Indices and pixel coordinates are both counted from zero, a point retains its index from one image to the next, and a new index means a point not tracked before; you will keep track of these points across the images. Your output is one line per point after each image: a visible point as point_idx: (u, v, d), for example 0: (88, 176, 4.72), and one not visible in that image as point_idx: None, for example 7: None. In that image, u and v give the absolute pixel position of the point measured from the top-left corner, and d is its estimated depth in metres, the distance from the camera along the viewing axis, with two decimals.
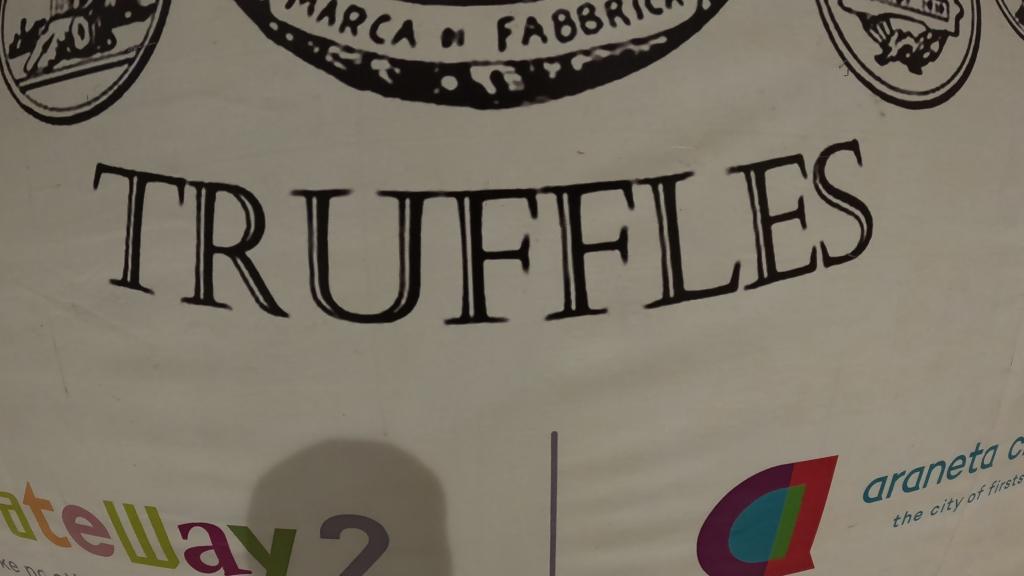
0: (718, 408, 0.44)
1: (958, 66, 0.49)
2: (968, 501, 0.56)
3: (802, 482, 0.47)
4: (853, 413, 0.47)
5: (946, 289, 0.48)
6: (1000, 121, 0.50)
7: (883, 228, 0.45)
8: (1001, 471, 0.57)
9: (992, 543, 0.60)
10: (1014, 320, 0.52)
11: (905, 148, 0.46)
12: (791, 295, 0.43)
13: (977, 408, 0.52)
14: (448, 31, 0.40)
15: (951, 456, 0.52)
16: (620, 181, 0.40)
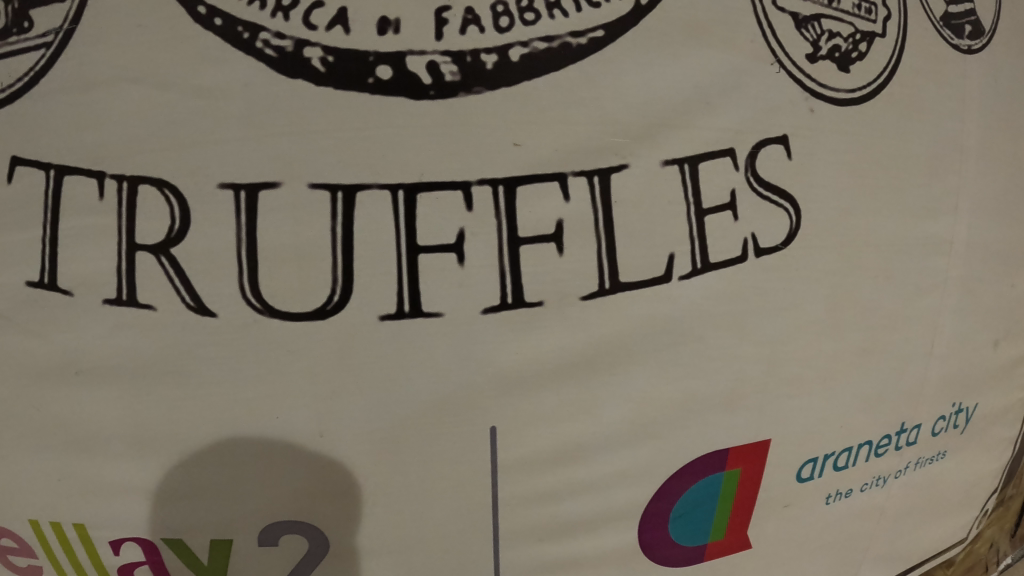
0: (656, 399, 0.44)
1: (884, 66, 0.50)
2: (894, 477, 0.58)
3: (738, 466, 0.48)
4: (787, 400, 0.48)
5: (872, 277, 0.50)
6: (921, 116, 0.52)
7: (813, 218, 0.47)
8: (924, 449, 0.59)
9: (916, 517, 0.63)
10: (934, 306, 0.54)
11: (834, 140, 0.47)
12: (725, 285, 0.44)
13: (902, 390, 0.54)
14: (383, 18, 0.39)
15: (878, 435, 0.54)
16: (556, 173, 0.40)
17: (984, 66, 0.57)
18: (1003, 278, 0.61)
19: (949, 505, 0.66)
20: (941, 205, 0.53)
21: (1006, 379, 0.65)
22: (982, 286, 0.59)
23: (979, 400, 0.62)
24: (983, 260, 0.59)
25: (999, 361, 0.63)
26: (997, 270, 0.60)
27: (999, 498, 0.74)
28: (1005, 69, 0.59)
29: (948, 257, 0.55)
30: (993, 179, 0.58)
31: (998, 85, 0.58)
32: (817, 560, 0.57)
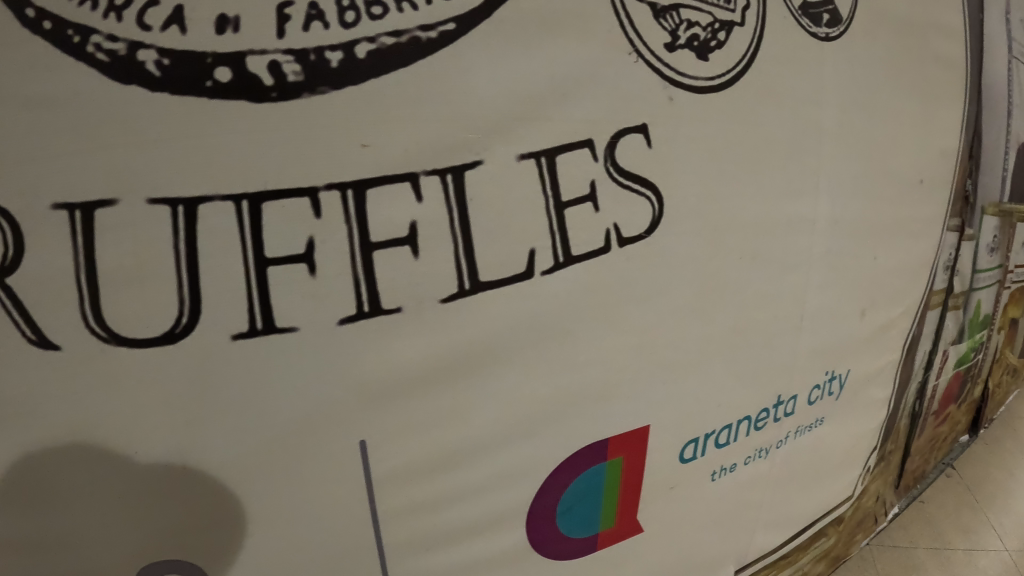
0: (528, 397, 0.44)
1: (743, 55, 0.50)
2: (776, 448, 0.60)
3: (620, 455, 0.49)
4: (662, 385, 0.49)
5: (738, 258, 0.51)
6: (778, 101, 0.53)
7: (677, 205, 0.47)
8: (802, 417, 0.62)
9: (801, 483, 0.65)
10: (800, 282, 0.56)
11: (694, 127, 0.48)
12: (588, 277, 0.44)
13: (775, 365, 0.56)
14: (222, 16, 0.34)
15: (756, 410, 0.56)
16: (406, 173, 0.39)
17: (837, 48, 0.58)
18: (864, 249, 0.64)
19: (831, 467, 0.69)
20: (799, 185, 0.55)
21: (875, 344, 0.69)
22: (845, 258, 0.62)
23: (850, 366, 0.65)
24: (844, 233, 0.61)
25: (866, 328, 0.66)
26: (857, 241, 0.63)
27: (880, 455, 0.78)
28: (857, 50, 0.61)
29: (809, 233, 0.57)
30: (847, 155, 0.60)
31: (851, 65, 0.60)
32: (708, 535, 0.58)
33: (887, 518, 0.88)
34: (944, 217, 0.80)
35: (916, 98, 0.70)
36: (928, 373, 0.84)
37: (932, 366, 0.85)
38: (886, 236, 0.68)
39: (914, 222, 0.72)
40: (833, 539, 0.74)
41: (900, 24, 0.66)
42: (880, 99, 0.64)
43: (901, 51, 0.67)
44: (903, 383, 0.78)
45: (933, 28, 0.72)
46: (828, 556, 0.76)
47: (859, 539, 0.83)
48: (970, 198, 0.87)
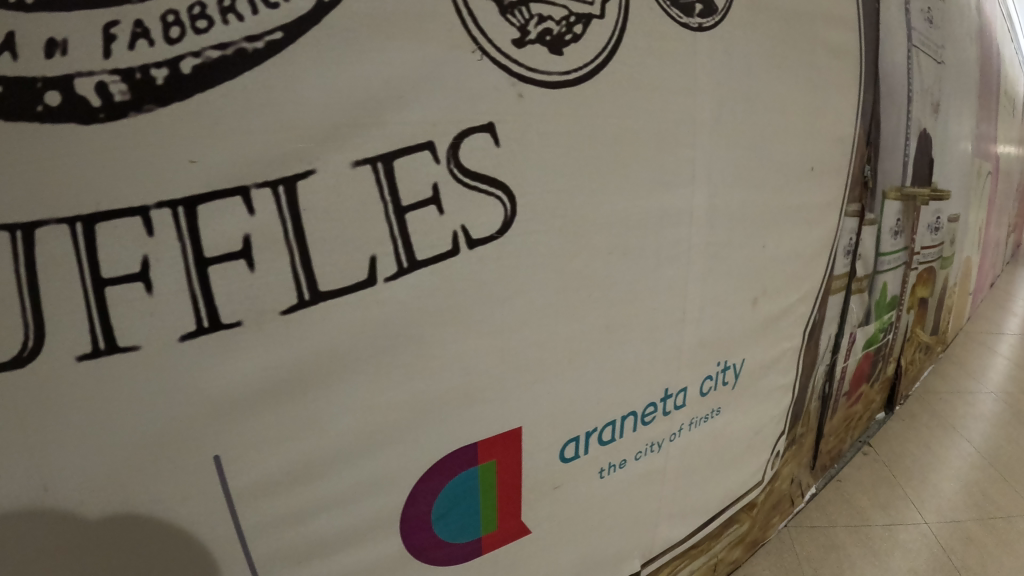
0: (383, 404, 0.44)
1: (602, 48, 0.49)
2: (670, 441, 0.61)
3: (493, 457, 0.49)
4: (530, 387, 0.49)
5: (607, 257, 0.52)
6: (648, 95, 0.52)
7: (537, 207, 0.47)
8: (694, 409, 0.63)
9: (703, 474, 0.67)
10: (678, 274, 0.57)
11: (552, 126, 0.47)
12: (437, 280, 0.44)
13: (657, 360, 0.57)
14: (49, 40, 0.33)
15: (641, 405, 0.57)
16: (237, 187, 0.37)
17: (717, 38, 0.57)
18: (754, 241, 0.65)
19: (733, 456, 0.70)
20: (675, 181, 0.55)
21: (770, 333, 0.70)
22: (732, 251, 0.62)
23: (744, 356, 0.66)
24: (729, 227, 0.61)
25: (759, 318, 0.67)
26: (747, 232, 0.63)
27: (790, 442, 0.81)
28: (740, 41, 0.60)
29: (687, 229, 0.57)
30: (732, 148, 0.60)
31: (731, 56, 0.59)
32: (606, 533, 0.59)
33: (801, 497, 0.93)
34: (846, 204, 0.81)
35: (809, 87, 0.70)
36: (831, 357, 0.87)
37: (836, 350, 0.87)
38: (780, 226, 0.68)
39: (810, 209, 0.73)
40: (748, 525, 0.76)
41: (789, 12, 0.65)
42: (769, 89, 0.63)
43: (790, 40, 0.66)
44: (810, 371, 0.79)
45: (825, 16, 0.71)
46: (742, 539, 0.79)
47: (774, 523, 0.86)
48: (871, 184, 0.89)
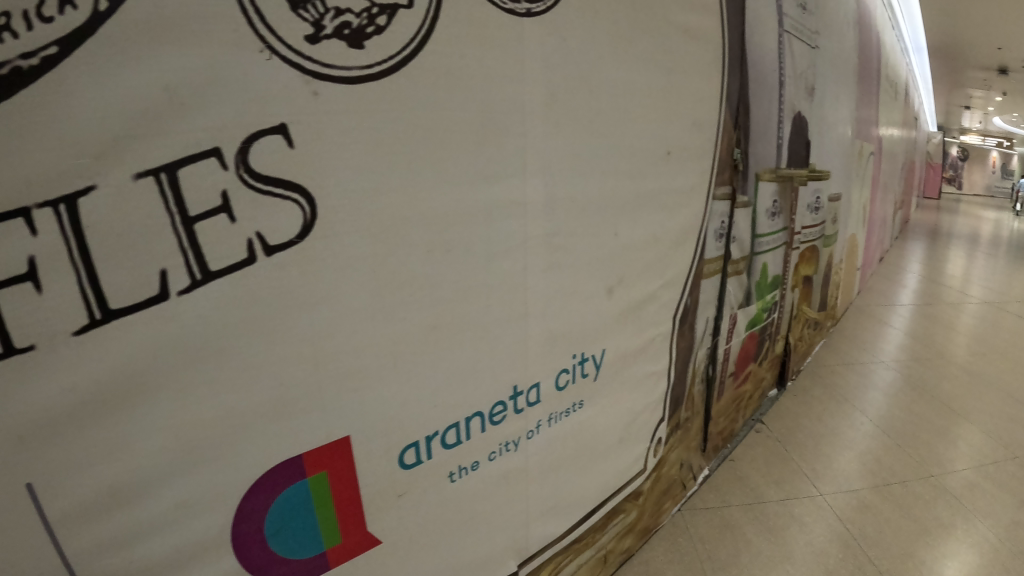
0: (194, 421, 0.43)
1: (409, 39, 0.49)
2: (528, 437, 0.68)
3: (324, 468, 0.51)
4: (363, 391, 0.52)
5: (431, 262, 0.54)
6: (465, 83, 0.53)
7: (357, 219, 0.49)
8: (547, 404, 0.70)
9: (570, 467, 0.75)
10: (512, 272, 0.61)
11: (361, 135, 0.48)
12: (234, 291, 0.43)
13: (497, 357, 0.62)
14: None
15: (488, 405, 0.62)
16: (19, 208, 0.34)
17: (539, 30, 0.58)
18: (595, 237, 0.69)
19: (599, 450, 0.79)
20: (497, 182, 0.58)
21: (619, 327, 0.77)
22: (569, 248, 0.66)
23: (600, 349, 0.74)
24: (563, 223, 0.65)
25: (605, 313, 0.74)
26: (583, 229, 0.67)
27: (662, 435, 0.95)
28: (568, 35, 0.61)
29: (516, 230, 0.60)
30: (560, 144, 0.62)
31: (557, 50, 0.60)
32: (467, 528, 0.64)
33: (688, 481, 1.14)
34: (713, 186, 0.88)
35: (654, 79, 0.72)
36: (701, 348, 1.04)
37: (705, 339, 1.03)
38: (620, 219, 0.72)
39: (656, 201, 0.78)
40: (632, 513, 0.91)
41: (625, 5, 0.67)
42: (602, 83, 0.65)
43: (627, 31, 0.67)
44: (680, 359, 0.92)
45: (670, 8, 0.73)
46: (630, 524, 0.93)
47: (665, 504, 1.06)
48: (739, 166, 0.96)
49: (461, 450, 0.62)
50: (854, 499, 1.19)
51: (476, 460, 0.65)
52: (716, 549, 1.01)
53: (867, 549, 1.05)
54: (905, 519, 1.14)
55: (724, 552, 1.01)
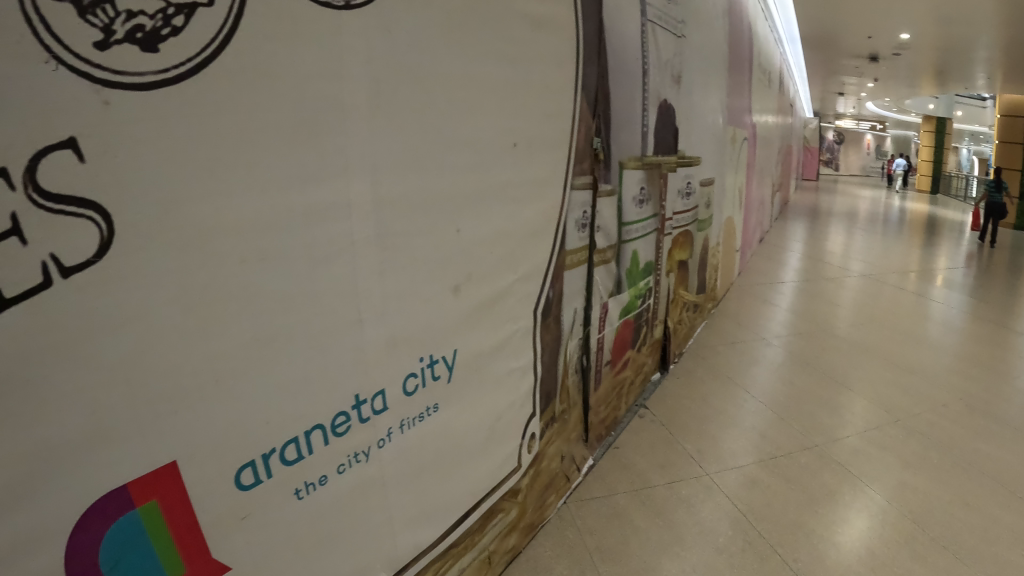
0: (5, 445, 0.43)
1: (208, 37, 0.52)
2: (379, 446, 0.81)
3: (152, 497, 0.54)
4: (185, 414, 0.55)
5: (246, 281, 0.60)
6: (267, 80, 0.58)
7: (170, 249, 0.52)
8: (396, 410, 0.83)
9: (431, 469, 0.92)
10: (335, 283, 0.70)
11: (166, 169, 0.51)
12: (30, 315, 0.43)
13: (329, 366, 0.71)
14: None
15: (329, 418, 0.72)
16: None
17: (325, 52, 0.64)
18: (407, 246, 0.80)
19: (455, 455, 0.98)
20: (307, 202, 0.65)
21: (452, 335, 0.93)
22: (387, 263, 0.77)
23: (439, 355, 0.90)
24: (372, 240, 0.74)
25: (448, 315, 0.91)
26: (396, 246, 0.78)
27: (531, 434, 1.25)
28: (353, 59, 0.68)
29: (329, 247, 0.69)
30: (361, 163, 0.71)
31: (345, 74, 0.67)
32: (312, 531, 0.72)
33: (571, 473, 1.59)
34: (568, 177, 1.22)
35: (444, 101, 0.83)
36: (569, 342, 1.42)
37: (573, 330, 1.43)
38: (428, 232, 0.84)
39: (465, 211, 0.91)
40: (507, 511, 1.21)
41: (411, 31, 0.75)
42: (393, 107, 0.74)
43: (415, 53, 0.76)
44: (542, 349, 1.24)
45: (460, 35, 0.84)
46: (513, 521, 1.26)
47: (548, 498, 1.46)
48: (598, 155, 1.39)
49: (300, 463, 0.69)
50: (741, 477, 1.74)
51: (324, 475, 0.73)
52: (604, 545, 1.42)
53: (755, 523, 1.54)
54: (799, 507, 1.61)
55: (609, 539, 1.44)
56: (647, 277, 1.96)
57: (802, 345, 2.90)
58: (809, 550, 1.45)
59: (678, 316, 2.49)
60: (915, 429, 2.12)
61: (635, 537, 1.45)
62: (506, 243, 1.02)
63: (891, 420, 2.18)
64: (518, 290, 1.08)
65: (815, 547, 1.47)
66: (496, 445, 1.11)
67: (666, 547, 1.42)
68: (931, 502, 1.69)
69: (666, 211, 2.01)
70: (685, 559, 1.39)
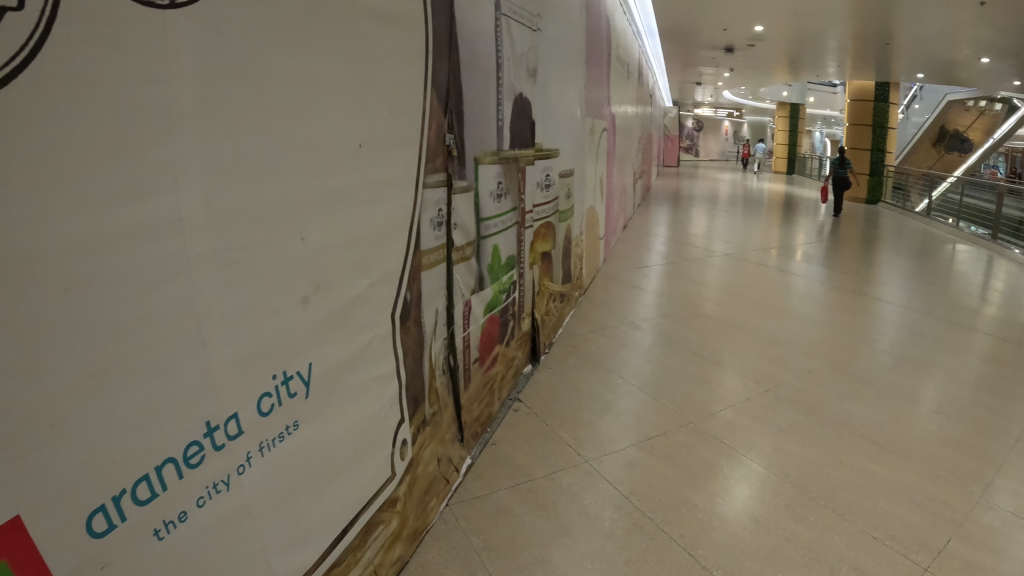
0: None
1: (20, 44, 0.48)
2: (239, 472, 0.77)
3: (3, 557, 0.50)
4: (17, 463, 0.50)
5: (74, 309, 0.55)
6: (89, 90, 0.54)
7: None
8: (253, 432, 0.80)
9: (300, 489, 0.90)
10: (174, 304, 0.66)
11: None
12: None
13: (175, 393, 0.67)
14: None
15: (182, 449, 0.68)
16: None
17: (144, 54, 0.59)
18: (249, 258, 0.77)
19: (326, 471, 0.96)
20: (135, 219, 0.61)
21: (306, 348, 0.90)
22: (229, 277, 0.74)
23: (292, 371, 0.87)
24: (210, 255, 0.71)
25: (298, 327, 0.88)
26: (238, 260, 0.75)
27: (403, 440, 1.25)
28: (178, 62, 0.63)
29: (164, 265, 0.64)
30: (193, 172, 0.67)
31: (170, 78, 0.63)
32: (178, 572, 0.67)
33: (450, 475, 1.59)
34: (421, 175, 1.24)
35: (279, 103, 0.80)
36: (434, 344, 1.43)
37: (436, 332, 1.45)
38: (271, 242, 0.80)
39: (314, 221, 0.89)
40: (389, 519, 1.21)
41: (243, 30, 0.72)
42: (225, 111, 0.70)
43: (247, 54, 0.73)
44: (403, 354, 1.24)
45: (293, 34, 0.81)
46: (395, 529, 1.26)
47: (430, 503, 1.45)
48: (452, 152, 1.41)
49: (154, 502, 0.64)
50: (620, 460, 1.80)
51: (185, 512, 0.69)
52: (493, 542, 1.43)
53: (639, 504, 1.59)
54: (677, 483, 1.69)
55: (496, 536, 1.45)
56: (508, 273, 2.01)
57: (671, 325, 3.05)
58: (694, 524, 1.52)
59: (545, 307, 2.56)
60: (781, 397, 2.26)
61: (519, 530, 1.47)
62: (358, 247, 1.01)
63: (760, 391, 2.32)
64: (372, 296, 1.08)
65: (697, 519, 1.54)
66: (367, 455, 1.10)
67: (553, 536, 1.46)
68: (806, 464, 1.80)
69: (525, 203, 2.07)
70: (573, 546, 1.43)
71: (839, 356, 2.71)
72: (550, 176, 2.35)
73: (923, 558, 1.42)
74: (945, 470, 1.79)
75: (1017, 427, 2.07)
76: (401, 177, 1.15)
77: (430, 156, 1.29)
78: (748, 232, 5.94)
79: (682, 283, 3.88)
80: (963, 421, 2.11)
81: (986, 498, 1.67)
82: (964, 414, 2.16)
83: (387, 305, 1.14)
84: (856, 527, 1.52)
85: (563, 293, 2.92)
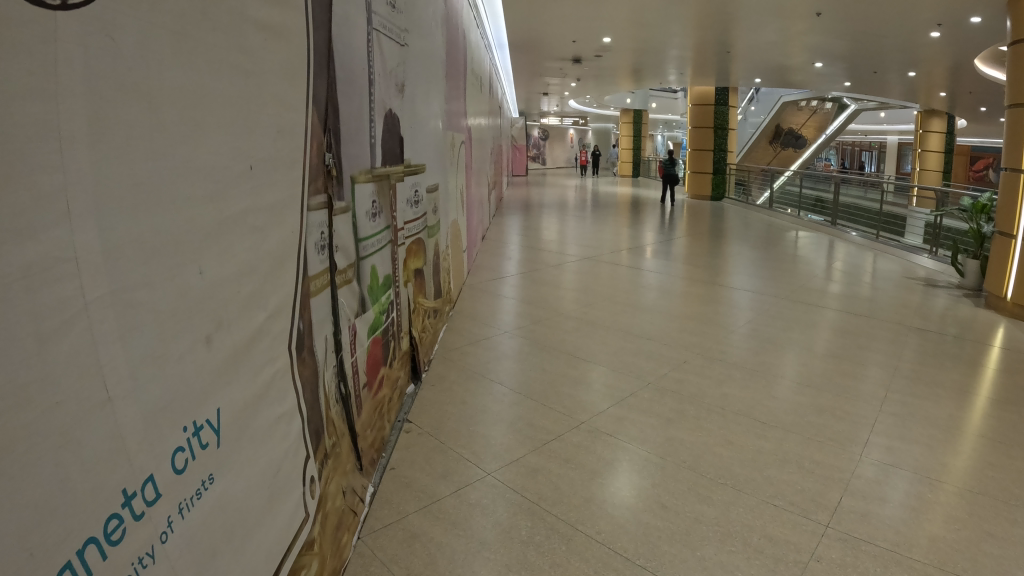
0: None
1: None
2: (162, 541, 0.68)
3: None
4: None
5: None
6: None
7: None
8: (170, 493, 0.70)
9: (224, 545, 0.81)
10: (77, 361, 0.57)
11: None
12: None
13: (86, 463, 0.58)
14: None
15: (101, 525, 0.59)
16: None
17: (33, 64, 0.51)
18: (153, 296, 0.68)
19: (248, 522, 0.88)
20: (29, 263, 0.52)
21: (215, 391, 0.82)
22: (133, 321, 0.65)
23: (203, 420, 0.78)
24: (111, 297, 0.62)
25: (206, 369, 0.79)
26: (142, 299, 0.67)
27: (311, 477, 1.17)
28: (70, 73, 0.55)
29: (64, 314, 0.56)
30: (89, 200, 0.58)
31: (62, 94, 0.54)
32: None
33: (358, 506, 1.51)
34: (304, 197, 1.16)
35: (177, 121, 0.72)
36: (326, 373, 1.35)
37: (328, 360, 1.37)
38: (174, 277, 0.72)
39: (213, 251, 0.81)
40: (310, 563, 1.14)
41: (135, 40, 0.64)
42: (121, 130, 0.62)
43: (142, 64, 0.65)
44: (302, 386, 1.17)
45: (187, 44, 0.73)
46: (315, 572, 1.17)
47: (343, 539, 1.36)
48: (331, 171, 1.35)
49: None
50: (521, 468, 1.80)
51: None
52: (413, 569, 1.37)
53: (549, 509, 1.59)
54: (582, 483, 1.71)
55: (415, 561, 1.39)
56: (387, 292, 1.95)
57: (545, 330, 3.11)
58: (607, 519, 1.54)
59: (420, 323, 2.51)
60: (662, 388, 2.37)
61: (438, 552, 1.42)
62: (255, 275, 0.94)
63: (640, 384, 2.41)
64: (270, 328, 1.00)
65: (609, 513, 1.57)
66: (282, 500, 1.01)
67: (473, 552, 1.42)
68: (697, 447, 1.90)
69: (397, 220, 2.03)
70: (495, 560, 1.40)
71: (705, 343, 2.88)
72: (418, 191, 2.32)
73: (823, 516, 1.54)
74: (822, 436, 1.96)
75: (867, 390, 2.31)
76: (290, 198, 1.08)
77: (312, 177, 1.22)
78: (604, 234, 6.17)
79: (549, 288, 3.98)
80: (825, 390, 2.31)
81: (862, 455, 1.84)
82: (824, 384, 2.37)
83: (285, 337, 1.06)
84: (757, 498, 1.61)
85: (436, 308, 2.88)
